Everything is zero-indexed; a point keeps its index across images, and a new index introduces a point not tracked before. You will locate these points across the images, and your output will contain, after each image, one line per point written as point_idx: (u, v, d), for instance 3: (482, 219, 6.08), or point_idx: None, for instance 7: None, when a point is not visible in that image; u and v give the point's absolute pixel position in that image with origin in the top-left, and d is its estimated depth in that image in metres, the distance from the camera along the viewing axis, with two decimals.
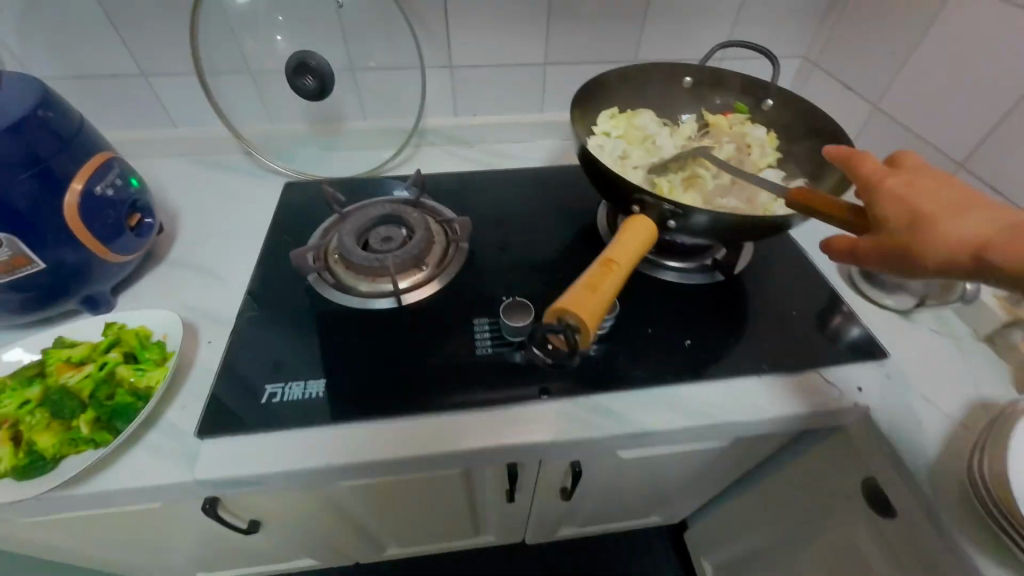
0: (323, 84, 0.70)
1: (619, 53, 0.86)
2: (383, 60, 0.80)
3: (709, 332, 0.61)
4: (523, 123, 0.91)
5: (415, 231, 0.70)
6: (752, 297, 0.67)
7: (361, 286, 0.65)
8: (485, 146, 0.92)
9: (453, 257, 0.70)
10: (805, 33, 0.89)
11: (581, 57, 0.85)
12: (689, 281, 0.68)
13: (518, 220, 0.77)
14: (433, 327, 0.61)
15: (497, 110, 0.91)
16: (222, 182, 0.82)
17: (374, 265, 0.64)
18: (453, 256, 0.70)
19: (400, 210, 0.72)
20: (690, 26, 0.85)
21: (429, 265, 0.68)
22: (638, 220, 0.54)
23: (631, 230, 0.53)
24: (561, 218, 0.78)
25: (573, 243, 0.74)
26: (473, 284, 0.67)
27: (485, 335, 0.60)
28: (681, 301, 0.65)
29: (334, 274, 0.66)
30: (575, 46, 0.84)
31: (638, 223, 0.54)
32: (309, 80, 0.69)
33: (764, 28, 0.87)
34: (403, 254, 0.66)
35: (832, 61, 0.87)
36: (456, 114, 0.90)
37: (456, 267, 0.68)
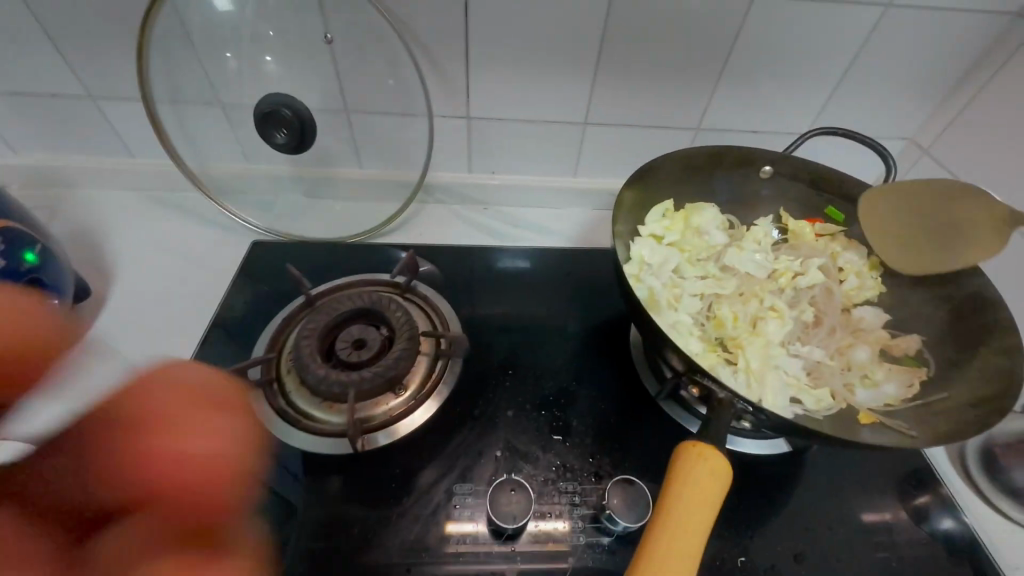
0: (303, 134, 0.55)
1: (681, 118, 0.69)
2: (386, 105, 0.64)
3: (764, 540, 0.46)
4: (551, 188, 0.75)
5: (397, 338, 0.54)
6: (825, 482, 0.50)
7: (315, 414, 0.50)
8: (504, 210, 0.77)
9: (442, 380, 0.54)
10: (918, 112, 0.70)
11: (632, 119, 0.69)
12: (742, 447, 0.52)
13: (529, 323, 0.62)
14: (398, 494, 0.46)
15: (522, 170, 0.75)
16: (185, 233, 0.69)
17: (334, 391, 0.49)
18: (440, 378, 0.54)
19: (382, 303, 0.57)
20: (775, 93, 0.67)
21: (407, 389, 0.52)
22: (705, 460, 0.36)
23: (694, 476, 0.36)
24: (584, 327, 0.61)
25: (598, 365, 0.57)
26: (461, 423, 0.51)
27: (463, 516, 0.45)
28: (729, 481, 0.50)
29: (282, 389, 0.51)
30: (626, 105, 0.67)
31: (698, 458, 0.36)
32: (282, 132, 0.54)
33: (867, 102, 0.69)
34: (375, 377, 0.50)
35: (950, 154, 0.68)
36: (471, 170, 0.75)
37: (442, 397, 0.52)
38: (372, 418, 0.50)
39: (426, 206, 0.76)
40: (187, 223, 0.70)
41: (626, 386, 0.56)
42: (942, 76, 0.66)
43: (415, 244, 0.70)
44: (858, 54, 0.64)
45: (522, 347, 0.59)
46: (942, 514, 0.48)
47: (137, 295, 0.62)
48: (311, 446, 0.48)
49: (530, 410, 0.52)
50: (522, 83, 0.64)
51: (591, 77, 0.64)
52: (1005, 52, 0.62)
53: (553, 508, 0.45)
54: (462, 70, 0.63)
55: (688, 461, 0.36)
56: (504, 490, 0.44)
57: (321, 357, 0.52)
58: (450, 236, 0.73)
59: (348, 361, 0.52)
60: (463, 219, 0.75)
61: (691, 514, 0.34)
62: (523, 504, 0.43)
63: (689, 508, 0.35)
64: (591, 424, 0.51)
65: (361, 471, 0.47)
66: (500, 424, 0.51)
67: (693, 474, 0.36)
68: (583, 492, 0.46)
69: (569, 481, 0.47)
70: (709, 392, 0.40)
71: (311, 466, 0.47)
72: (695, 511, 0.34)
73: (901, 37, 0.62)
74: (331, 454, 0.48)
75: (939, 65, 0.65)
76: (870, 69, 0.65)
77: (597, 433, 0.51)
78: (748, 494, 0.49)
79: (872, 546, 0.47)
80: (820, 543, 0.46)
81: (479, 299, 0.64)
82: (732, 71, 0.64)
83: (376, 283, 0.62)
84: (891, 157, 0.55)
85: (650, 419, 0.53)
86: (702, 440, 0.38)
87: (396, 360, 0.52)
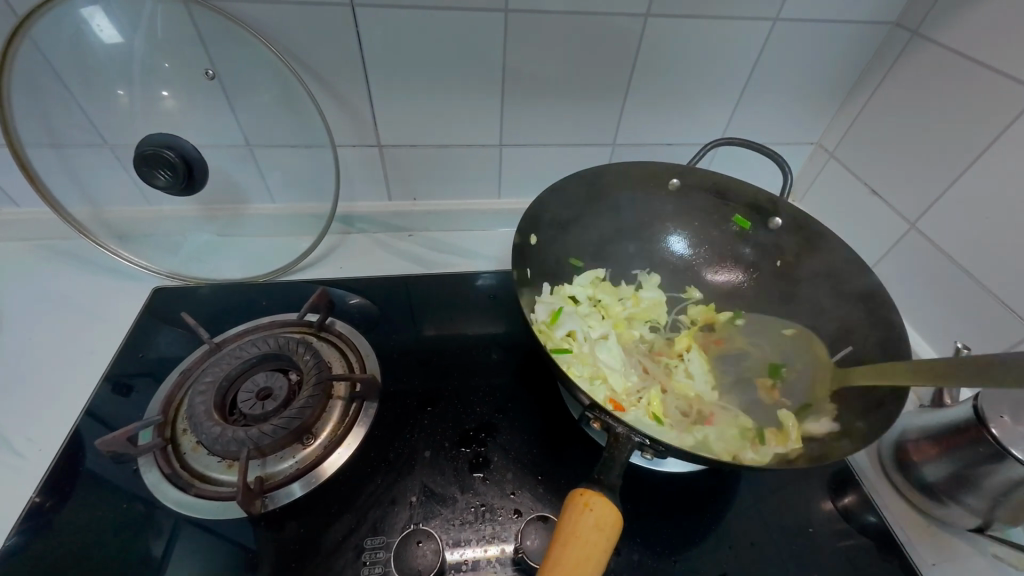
0: (190, 174, 0.51)
1: (593, 134, 0.71)
2: (291, 138, 0.62)
3: (688, 563, 0.45)
4: (475, 212, 0.77)
5: (304, 384, 0.52)
6: (746, 497, 0.51)
7: (214, 475, 0.47)
8: (430, 235, 0.77)
9: (356, 424, 0.51)
10: (820, 117, 0.74)
11: (547, 138, 0.70)
12: (667, 467, 0.52)
13: (449, 354, 0.60)
14: (302, 557, 0.43)
15: (444, 194, 0.75)
16: (86, 287, 0.65)
17: (232, 449, 0.47)
18: (355, 422, 0.52)
19: (289, 347, 0.54)
20: (683, 106, 0.69)
21: (317, 437, 0.50)
22: (590, 509, 0.37)
23: (582, 526, 0.36)
24: (507, 353, 0.61)
25: (522, 392, 0.56)
26: (374, 470, 0.48)
27: (373, 573, 0.42)
28: (651, 503, 0.49)
29: (179, 451, 0.49)
30: (535, 126, 0.69)
31: (588, 513, 0.37)
32: (162, 173, 0.50)
33: (771, 111, 0.72)
34: (277, 430, 0.48)
35: (851, 155, 0.71)
36: (391, 198, 0.75)
37: (357, 442, 0.50)
38: (276, 474, 0.47)
39: (348, 236, 0.75)
40: (90, 276, 0.67)
41: (549, 412, 0.54)
42: (834, 83, 0.70)
43: (335, 278, 0.68)
44: (756, 64, 0.66)
45: (442, 381, 0.56)
46: (865, 512, 0.50)
47: (23, 359, 0.57)
48: (210, 510, 0.45)
49: (448, 449, 0.50)
50: (430, 109, 0.65)
51: (498, 98, 0.65)
52: (887, 57, 0.65)
53: (469, 554, 0.43)
54: (365, 99, 0.63)
55: (573, 512, 0.37)
56: (410, 543, 0.43)
57: (219, 414, 0.49)
58: (373, 266, 0.71)
59: (248, 415, 0.49)
60: (386, 247, 0.74)
61: (581, 564, 0.35)
62: (430, 557, 0.42)
63: (579, 556, 0.35)
64: (513, 458, 0.50)
65: (262, 534, 0.44)
66: (415, 468, 0.48)
67: (579, 528, 0.36)
68: (503, 535, 0.44)
69: (487, 523, 0.45)
70: (607, 425, 0.43)
71: (207, 540, 0.44)
72: (584, 561, 0.35)
73: (792, 49, 0.65)
74: (230, 518, 0.45)
75: (830, 73, 0.69)
76: (768, 78, 0.68)
77: (519, 467, 0.49)
78: (672, 514, 0.48)
79: (794, 557, 0.47)
80: (744, 562, 0.46)
81: (400, 332, 0.62)
82: (636, 86, 0.66)
83: (288, 324, 0.60)
84: (786, 164, 0.61)
85: (574, 445, 0.52)
86: (591, 488, 0.39)
87: (301, 408, 0.49)
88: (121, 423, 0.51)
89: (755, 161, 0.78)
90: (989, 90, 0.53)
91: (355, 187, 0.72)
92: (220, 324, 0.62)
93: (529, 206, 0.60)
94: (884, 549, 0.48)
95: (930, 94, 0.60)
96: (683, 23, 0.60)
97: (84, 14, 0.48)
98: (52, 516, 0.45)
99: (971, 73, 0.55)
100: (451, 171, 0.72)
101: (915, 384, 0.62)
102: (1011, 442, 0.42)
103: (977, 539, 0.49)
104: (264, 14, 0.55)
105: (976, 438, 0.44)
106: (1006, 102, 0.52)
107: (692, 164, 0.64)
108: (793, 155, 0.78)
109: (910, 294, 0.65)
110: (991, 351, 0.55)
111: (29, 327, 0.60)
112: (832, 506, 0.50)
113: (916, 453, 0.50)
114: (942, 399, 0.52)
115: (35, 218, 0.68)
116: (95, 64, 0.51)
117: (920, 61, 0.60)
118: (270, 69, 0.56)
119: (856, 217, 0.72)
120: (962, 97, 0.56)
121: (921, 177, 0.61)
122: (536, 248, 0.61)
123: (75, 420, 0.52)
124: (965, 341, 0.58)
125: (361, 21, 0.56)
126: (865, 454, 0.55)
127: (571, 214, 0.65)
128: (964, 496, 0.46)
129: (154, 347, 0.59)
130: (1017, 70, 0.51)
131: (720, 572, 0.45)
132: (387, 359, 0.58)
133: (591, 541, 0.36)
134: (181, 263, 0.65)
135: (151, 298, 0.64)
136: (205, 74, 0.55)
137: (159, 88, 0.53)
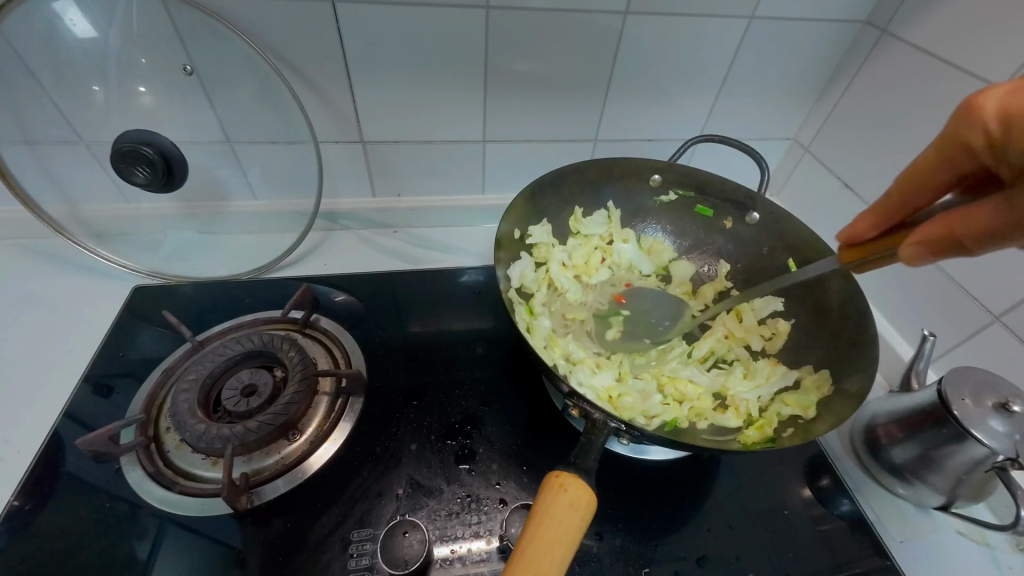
0: (169, 171, 0.50)
1: (576, 128, 0.71)
2: (272, 133, 0.62)
3: (670, 547, 0.47)
4: (459, 207, 0.77)
5: (289, 380, 0.52)
6: (724, 483, 0.52)
7: (198, 473, 0.47)
8: (414, 232, 0.78)
9: (342, 420, 0.52)
10: (795, 113, 0.76)
11: (530, 133, 0.71)
12: (649, 455, 0.53)
13: (434, 349, 0.60)
14: (289, 552, 0.43)
15: (428, 189, 0.76)
16: (66, 286, 0.64)
17: (216, 446, 0.47)
18: (341, 416, 0.52)
19: (273, 344, 0.54)
20: (663, 102, 0.70)
21: (303, 433, 0.50)
22: (565, 490, 0.38)
23: (556, 507, 0.37)
24: (492, 347, 0.61)
25: (508, 385, 0.57)
26: (360, 464, 0.49)
27: (360, 565, 0.43)
28: (634, 490, 0.50)
29: (162, 450, 0.48)
30: (517, 121, 0.69)
31: (562, 493, 0.38)
32: (140, 169, 0.49)
33: (748, 105, 0.73)
34: (262, 426, 0.48)
35: (826, 150, 0.73)
36: (375, 194, 0.75)
37: (343, 437, 0.50)
38: (262, 471, 0.47)
39: (332, 232, 0.75)
40: (68, 276, 0.66)
41: (533, 402, 0.56)
42: (809, 79, 0.72)
43: (319, 274, 0.68)
44: (736, 58, 0.67)
45: (427, 376, 0.57)
46: (836, 495, 0.52)
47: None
48: (195, 508, 0.45)
49: (434, 441, 0.51)
50: (411, 104, 0.65)
51: (480, 94, 0.65)
52: (860, 54, 0.67)
53: (455, 543, 0.44)
54: (347, 93, 0.63)
55: (548, 494, 0.38)
56: (397, 533, 0.43)
57: (203, 411, 0.49)
58: (358, 262, 0.71)
59: (232, 412, 0.49)
60: (370, 244, 0.74)
61: (553, 543, 0.36)
62: (417, 546, 0.42)
63: (552, 536, 0.36)
64: (498, 449, 0.51)
65: (249, 530, 0.44)
66: (402, 461, 0.49)
67: (553, 508, 0.37)
68: (489, 524, 0.45)
69: (473, 514, 0.46)
70: (587, 413, 0.44)
71: (190, 540, 0.44)
72: (555, 539, 0.36)
73: (768, 46, 0.67)
74: (216, 515, 0.45)
75: (805, 70, 0.70)
76: (746, 73, 0.69)
77: (504, 458, 0.50)
78: (653, 502, 0.50)
79: (771, 539, 0.48)
80: (723, 545, 0.47)
81: (385, 328, 0.62)
82: (617, 81, 0.67)
83: (272, 321, 0.60)
84: (764, 159, 0.62)
85: (558, 435, 0.53)
86: (568, 470, 0.39)
87: (286, 404, 0.49)
88: (103, 424, 0.51)
89: (734, 156, 0.80)
90: (955, 87, 0.55)
91: (338, 182, 0.72)
92: (203, 323, 0.61)
93: (514, 196, 0.61)
94: (855, 528, 0.50)
95: (901, 89, 0.61)
96: (663, 19, 0.61)
97: (56, 8, 0.47)
98: (33, 519, 0.44)
99: (939, 69, 0.57)
100: (435, 167, 0.73)
101: (887, 371, 0.64)
102: (972, 423, 0.44)
103: (942, 516, 0.52)
104: (240, 7, 0.54)
105: (941, 420, 0.46)
106: (972, 98, 0.54)
107: (673, 159, 0.65)
108: (771, 150, 0.80)
109: (881, 283, 0.67)
110: (957, 338, 0.58)
111: (6, 328, 0.59)
112: (807, 490, 0.52)
113: (887, 435, 0.51)
114: (909, 384, 0.54)
115: (10, 218, 0.66)
116: (71, 59, 0.50)
117: (890, 58, 0.62)
118: (249, 65, 0.55)
119: (831, 209, 0.74)
120: (932, 92, 0.58)
121: (893, 172, 0.64)
122: (519, 241, 0.62)
123: (55, 423, 0.51)
124: (932, 328, 0.61)
125: (340, 17, 0.56)
126: (839, 439, 0.57)
127: (555, 207, 0.66)
128: (929, 475, 0.49)
129: (135, 347, 0.58)
130: (980, 68, 0.53)
131: (700, 555, 0.46)
132: (373, 355, 0.59)
133: (564, 521, 0.37)
134: (162, 261, 0.64)
135: (132, 297, 0.63)
136: (183, 70, 0.55)
137: (134, 84, 0.52)
